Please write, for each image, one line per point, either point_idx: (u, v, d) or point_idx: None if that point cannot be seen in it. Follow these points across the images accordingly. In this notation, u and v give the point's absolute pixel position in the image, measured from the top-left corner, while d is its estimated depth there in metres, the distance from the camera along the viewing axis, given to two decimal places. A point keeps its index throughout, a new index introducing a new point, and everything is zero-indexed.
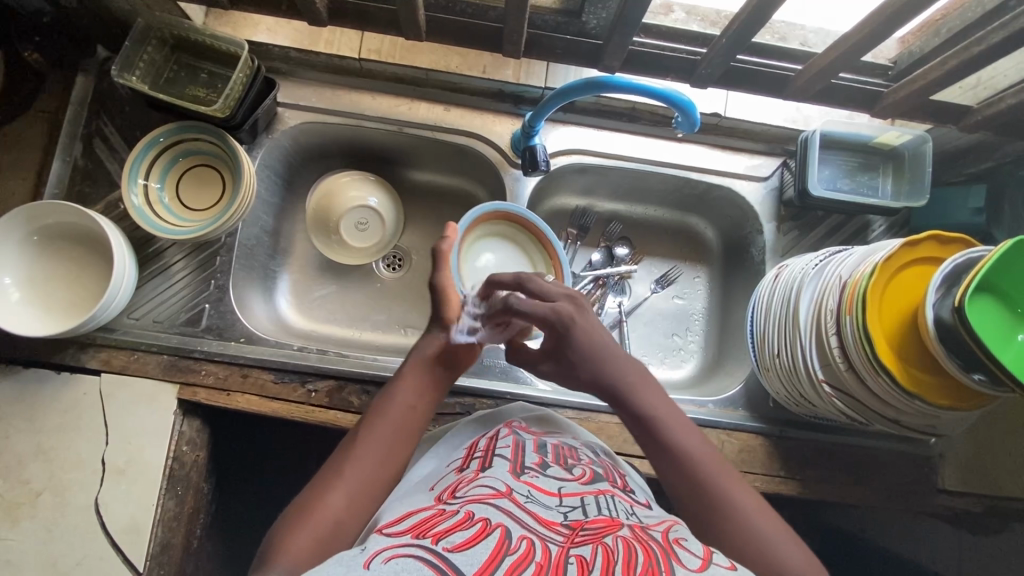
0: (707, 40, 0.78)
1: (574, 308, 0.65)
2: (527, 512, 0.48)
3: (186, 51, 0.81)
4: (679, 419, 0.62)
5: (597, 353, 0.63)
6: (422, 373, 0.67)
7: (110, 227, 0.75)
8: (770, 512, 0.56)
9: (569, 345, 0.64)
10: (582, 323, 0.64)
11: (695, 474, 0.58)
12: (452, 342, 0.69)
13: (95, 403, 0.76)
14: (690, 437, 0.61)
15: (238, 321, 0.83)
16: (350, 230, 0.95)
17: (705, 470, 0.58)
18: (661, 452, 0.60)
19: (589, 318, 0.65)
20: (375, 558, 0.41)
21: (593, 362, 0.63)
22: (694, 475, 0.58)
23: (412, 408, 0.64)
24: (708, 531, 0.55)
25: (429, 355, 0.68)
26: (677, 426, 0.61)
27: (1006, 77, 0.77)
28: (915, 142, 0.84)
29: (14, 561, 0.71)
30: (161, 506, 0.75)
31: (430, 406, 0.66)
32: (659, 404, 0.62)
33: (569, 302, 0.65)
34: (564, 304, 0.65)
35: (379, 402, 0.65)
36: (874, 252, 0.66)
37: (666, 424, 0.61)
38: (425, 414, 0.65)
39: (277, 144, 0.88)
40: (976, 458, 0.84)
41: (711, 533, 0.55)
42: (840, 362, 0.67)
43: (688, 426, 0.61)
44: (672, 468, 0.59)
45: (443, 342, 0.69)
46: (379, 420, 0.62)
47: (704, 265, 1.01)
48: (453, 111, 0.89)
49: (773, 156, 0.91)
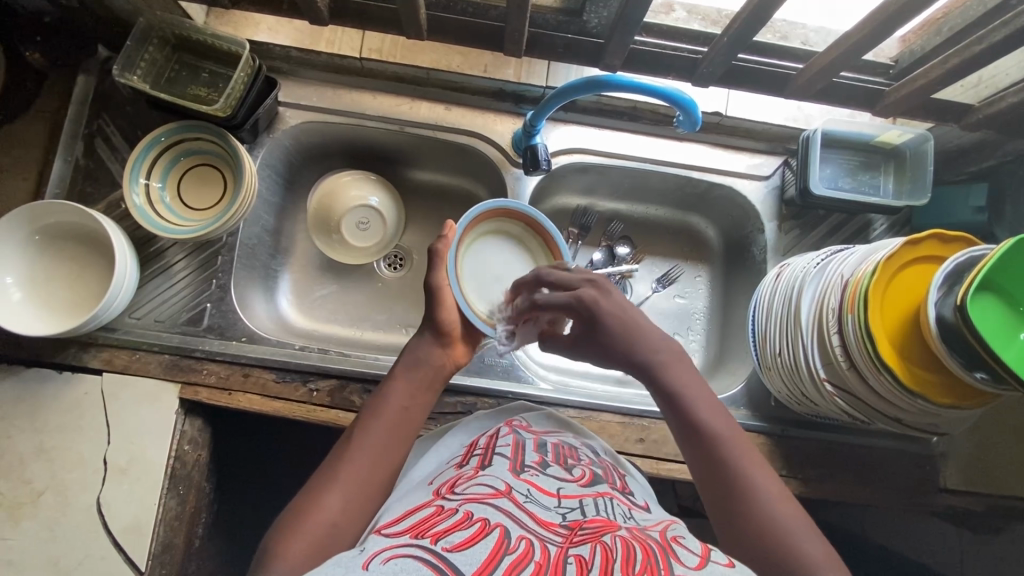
0: (708, 39, 0.78)
1: (600, 293, 0.66)
2: (526, 512, 0.48)
3: (187, 51, 0.81)
4: (707, 400, 0.62)
5: (629, 337, 0.64)
6: (412, 374, 0.67)
7: (111, 227, 0.75)
8: (788, 497, 0.56)
9: (598, 331, 0.65)
10: (608, 307, 0.65)
11: (719, 456, 0.58)
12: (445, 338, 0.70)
13: (96, 403, 0.76)
14: (717, 419, 0.61)
15: (239, 320, 0.83)
16: (351, 229, 0.95)
17: (728, 453, 0.58)
18: (687, 433, 0.61)
19: (614, 300, 0.66)
20: (374, 558, 0.41)
21: (625, 349, 0.64)
22: (718, 458, 0.58)
23: (404, 408, 0.64)
24: (727, 513, 0.56)
25: (418, 356, 0.68)
26: (704, 407, 0.61)
27: (1007, 76, 0.77)
28: (917, 142, 0.84)
29: (16, 561, 0.71)
30: (163, 506, 0.75)
31: (424, 405, 0.67)
32: (688, 384, 0.62)
33: (592, 288, 0.66)
34: (589, 290, 0.66)
35: (371, 403, 0.64)
36: (875, 251, 0.66)
37: (694, 402, 0.61)
38: (417, 414, 0.65)
39: (278, 144, 0.88)
40: (978, 457, 0.84)
41: (730, 516, 0.55)
42: (842, 361, 0.67)
43: (715, 405, 0.62)
44: (697, 449, 0.60)
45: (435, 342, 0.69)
46: (372, 422, 0.62)
47: (705, 265, 1.01)
48: (454, 111, 0.89)
49: (774, 155, 0.91)
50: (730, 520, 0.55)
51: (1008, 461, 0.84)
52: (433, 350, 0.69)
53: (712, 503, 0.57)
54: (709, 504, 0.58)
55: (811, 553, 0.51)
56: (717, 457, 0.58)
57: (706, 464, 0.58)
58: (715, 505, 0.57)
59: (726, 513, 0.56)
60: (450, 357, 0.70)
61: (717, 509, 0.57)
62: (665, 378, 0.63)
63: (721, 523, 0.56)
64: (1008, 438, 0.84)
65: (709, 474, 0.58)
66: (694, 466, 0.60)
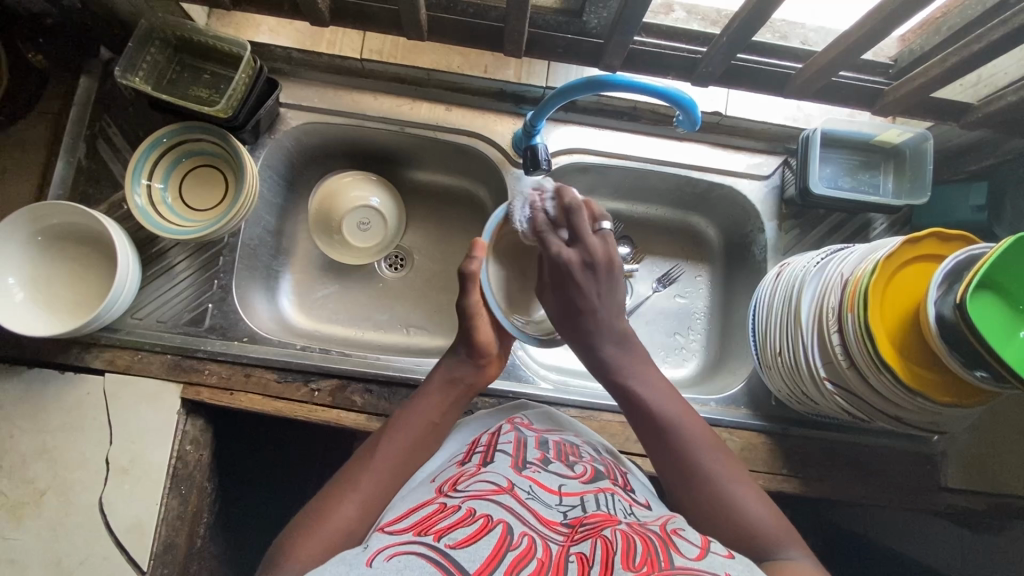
0: (708, 39, 0.78)
1: (581, 265, 0.66)
2: (528, 509, 0.49)
3: (189, 52, 0.82)
4: (662, 388, 0.65)
5: (577, 305, 0.66)
6: (446, 391, 0.67)
7: (113, 227, 0.75)
8: (750, 484, 0.59)
9: (563, 289, 0.66)
10: (582, 279, 0.66)
11: (676, 439, 0.62)
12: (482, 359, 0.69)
13: (98, 403, 0.77)
14: (675, 408, 0.64)
15: (240, 320, 0.83)
16: (352, 229, 0.95)
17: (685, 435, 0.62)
18: (643, 417, 0.64)
19: (595, 281, 0.66)
20: (378, 556, 0.41)
21: (572, 309, 0.66)
22: (676, 445, 0.61)
23: (432, 424, 0.65)
24: (690, 493, 0.59)
25: (453, 374, 0.68)
26: (654, 391, 0.65)
27: (1006, 76, 0.77)
28: (916, 141, 0.84)
29: (18, 561, 0.71)
30: (164, 505, 0.75)
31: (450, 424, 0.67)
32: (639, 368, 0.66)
33: (579, 258, 0.66)
34: (573, 255, 0.66)
35: (399, 414, 0.65)
36: (876, 250, 0.66)
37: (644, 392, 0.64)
38: (442, 430, 0.66)
39: (280, 144, 0.88)
40: (977, 455, 0.84)
41: (694, 495, 0.59)
42: (842, 360, 0.67)
43: (669, 392, 0.65)
44: (651, 433, 0.63)
45: (472, 363, 0.69)
46: (398, 432, 0.63)
47: (705, 265, 1.01)
48: (455, 111, 0.89)
49: (774, 155, 0.91)
50: (694, 500, 0.58)
51: (1008, 460, 0.84)
52: (465, 370, 0.69)
53: (674, 485, 0.60)
54: (671, 486, 0.61)
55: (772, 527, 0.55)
56: (675, 440, 0.62)
57: (665, 447, 0.62)
58: (676, 486, 0.60)
59: (688, 493, 0.59)
60: (486, 376, 0.71)
61: (678, 489, 0.60)
62: (602, 350, 0.66)
63: (685, 503, 0.59)
64: (1007, 436, 0.84)
65: (667, 457, 0.61)
66: (653, 451, 0.63)
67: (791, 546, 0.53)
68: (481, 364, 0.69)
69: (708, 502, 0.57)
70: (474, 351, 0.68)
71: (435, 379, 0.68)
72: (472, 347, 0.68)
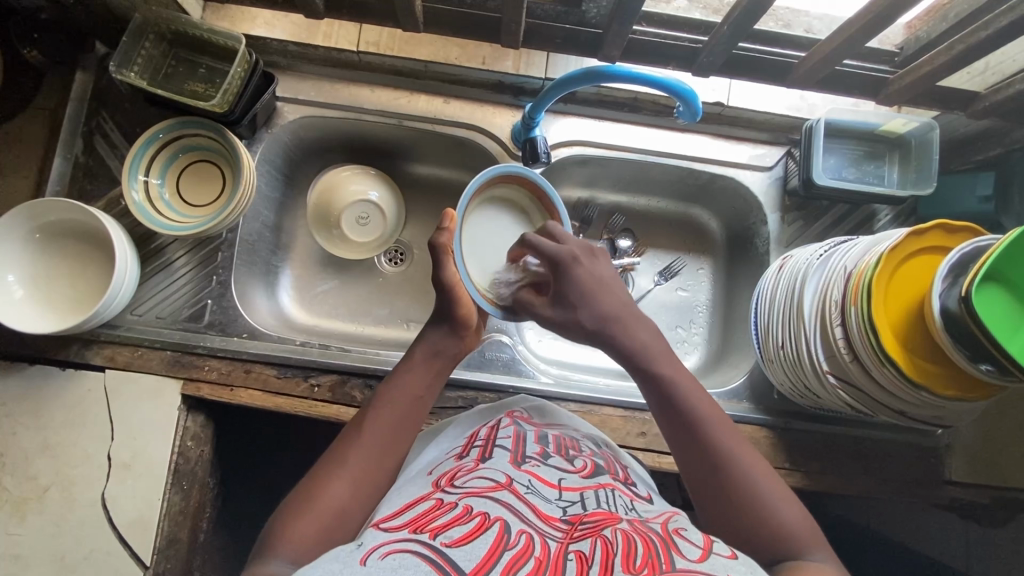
0: (709, 27, 0.77)
1: (585, 253, 0.63)
2: (526, 505, 0.48)
3: (183, 46, 0.81)
4: (693, 385, 0.61)
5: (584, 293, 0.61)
6: (429, 364, 0.66)
7: (110, 223, 0.75)
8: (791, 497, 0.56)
9: (569, 281, 0.60)
10: (586, 266, 0.61)
11: (702, 432, 0.58)
12: (461, 327, 0.69)
13: (100, 400, 0.77)
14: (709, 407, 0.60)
15: (240, 316, 0.83)
16: (351, 224, 0.95)
17: (716, 432, 0.58)
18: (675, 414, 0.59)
19: (594, 265, 0.63)
20: (372, 554, 0.41)
21: (581, 297, 0.60)
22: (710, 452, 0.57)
23: (419, 398, 0.64)
24: (711, 497, 0.56)
25: (436, 348, 0.67)
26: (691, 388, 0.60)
27: (1015, 62, 0.75)
28: (922, 130, 0.83)
29: (22, 557, 0.72)
30: (166, 501, 0.75)
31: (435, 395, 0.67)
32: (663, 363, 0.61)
33: (581, 249, 0.63)
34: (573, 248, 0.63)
35: (382, 388, 0.64)
36: (879, 242, 0.65)
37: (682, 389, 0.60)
38: (428, 404, 0.65)
39: (277, 139, 0.88)
40: (984, 449, 0.83)
41: (715, 497, 0.56)
42: (845, 352, 0.66)
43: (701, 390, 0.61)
44: (685, 434, 0.59)
45: (451, 330, 0.68)
46: (383, 406, 0.62)
47: (707, 257, 1.00)
48: (453, 103, 0.88)
49: (777, 145, 0.90)
50: (722, 509, 0.55)
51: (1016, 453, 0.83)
52: (448, 343, 0.68)
53: (702, 497, 0.57)
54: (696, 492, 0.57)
55: (803, 533, 0.53)
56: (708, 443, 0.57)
57: (688, 442, 0.58)
58: (699, 491, 0.57)
59: (712, 497, 0.56)
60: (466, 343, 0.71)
61: (705, 498, 0.57)
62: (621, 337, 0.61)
63: (707, 508, 0.56)
64: (1015, 430, 0.83)
65: (699, 463, 0.57)
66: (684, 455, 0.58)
67: (816, 551, 0.52)
68: (462, 334, 0.69)
69: (731, 504, 0.55)
70: (458, 326, 0.68)
71: (417, 352, 0.67)
72: (457, 322, 0.68)
